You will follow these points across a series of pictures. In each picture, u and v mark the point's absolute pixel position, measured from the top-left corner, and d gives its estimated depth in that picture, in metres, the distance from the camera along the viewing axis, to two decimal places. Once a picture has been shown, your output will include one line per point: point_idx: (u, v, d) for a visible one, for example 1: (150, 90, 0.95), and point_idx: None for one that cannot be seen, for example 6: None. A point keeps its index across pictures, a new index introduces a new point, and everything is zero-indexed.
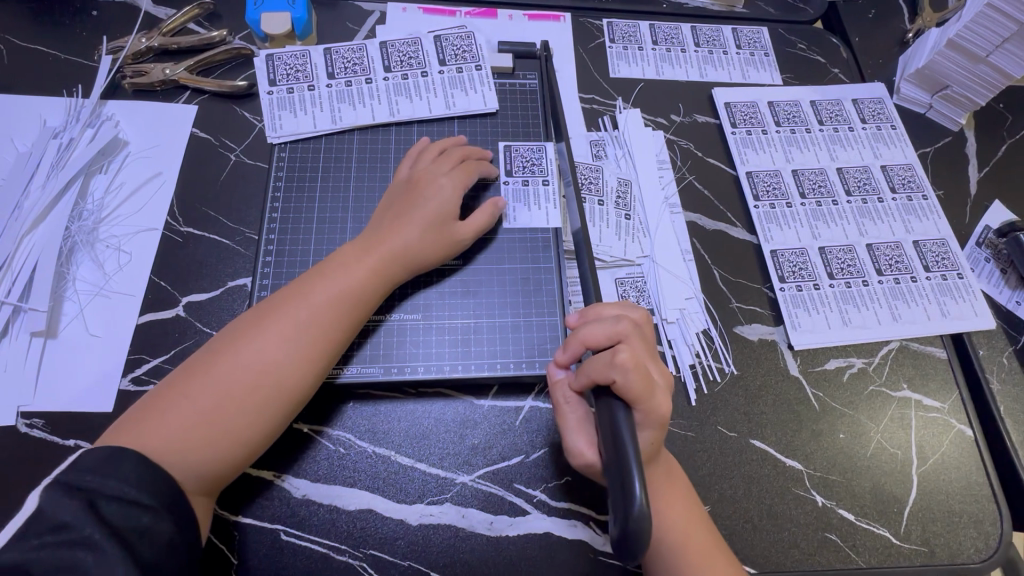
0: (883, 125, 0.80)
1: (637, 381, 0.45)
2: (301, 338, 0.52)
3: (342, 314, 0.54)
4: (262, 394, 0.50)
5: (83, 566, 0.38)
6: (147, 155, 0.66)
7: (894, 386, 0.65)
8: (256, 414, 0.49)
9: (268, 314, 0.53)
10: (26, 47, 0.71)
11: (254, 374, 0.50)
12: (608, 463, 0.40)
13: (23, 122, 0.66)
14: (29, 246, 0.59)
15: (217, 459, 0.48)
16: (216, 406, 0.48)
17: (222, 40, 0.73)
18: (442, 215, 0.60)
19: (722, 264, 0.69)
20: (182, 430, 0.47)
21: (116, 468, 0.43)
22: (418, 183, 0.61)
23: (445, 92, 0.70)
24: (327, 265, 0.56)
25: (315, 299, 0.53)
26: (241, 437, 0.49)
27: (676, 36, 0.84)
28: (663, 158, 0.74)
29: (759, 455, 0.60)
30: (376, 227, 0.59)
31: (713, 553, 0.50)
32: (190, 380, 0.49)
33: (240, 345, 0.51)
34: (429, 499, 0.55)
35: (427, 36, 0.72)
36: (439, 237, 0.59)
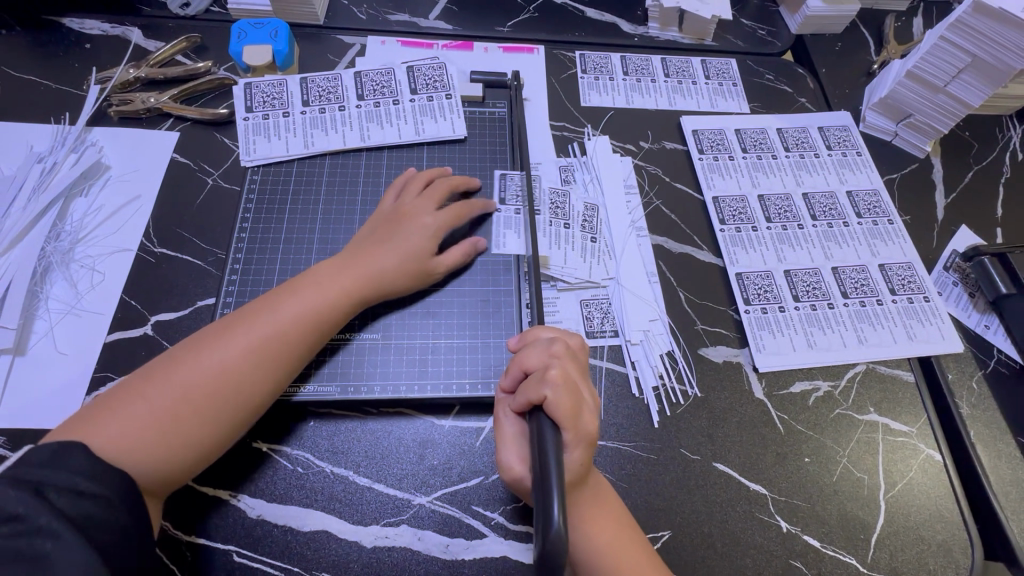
0: (848, 151, 0.82)
1: (566, 400, 0.48)
2: (261, 351, 0.52)
3: (308, 330, 0.55)
4: (218, 403, 0.50)
5: (39, 553, 0.38)
6: (129, 179, 0.69)
7: (861, 409, 0.64)
8: (213, 419, 0.50)
9: (233, 325, 0.53)
10: (20, 77, 0.75)
11: (214, 380, 0.50)
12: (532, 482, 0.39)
13: (11, 147, 0.69)
14: (5, 265, 0.61)
15: (167, 463, 0.48)
16: (169, 412, 0.48)
17: (207, 71, 0.77)
18: (421, 249, 0.61)
19: (688, 286, 0.70)
20: (132, 433, 0.47)
21: (66, 462, 0.43)
22: (400, 213, 0.63)
23: (416, 120, 0.73)
24: (298, 283, 0.57)
25: (284, 312, 0.54)
26: (193, 442, 0.49)
27: (646, 67, 0.87)
28: (630, 184, 0.76)
29: (723, 479, 0.59)
30: (353, 249, 0.60)
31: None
32: (148, 383, 0.49)
33: (204, 351, 0.51)
34: (385, 520, 0.54)
35: (401, 66, 0.76)
36: (413, 266, 0.60)
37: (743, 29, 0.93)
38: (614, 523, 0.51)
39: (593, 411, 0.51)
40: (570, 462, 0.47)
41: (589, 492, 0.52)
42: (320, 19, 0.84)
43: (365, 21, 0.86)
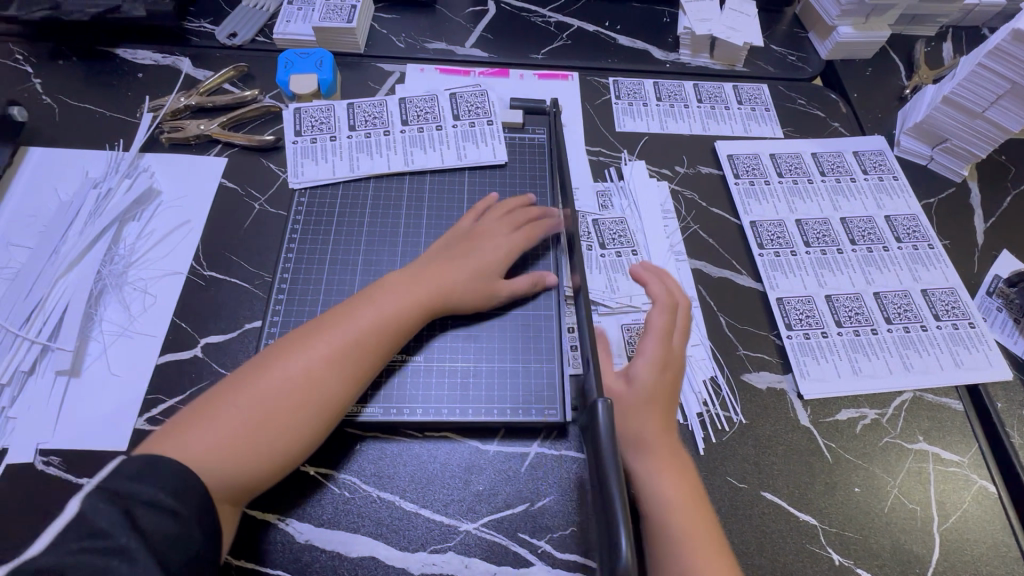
0: (885, 175, 0.82)
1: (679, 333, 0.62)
2: (343, 359, 0.53)
3: (384, 342, 0.56)
4: (302, 411, 0.50)
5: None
6: (179, 204, 0.71)
7: (909, 438, 0.63)
8: (300, 429, 0.50)
9: (315, 333, 0.54)
10: (76, 105, 0.77)
11: (295, 388, 0.51)
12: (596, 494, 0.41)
13: (68, 173, 0.72)
14: (63, 288, 0.63)
15: (257, 471, 0.48)
16: (257, 421, 0.49)
17: (254, 100, 0.79)
18: (493, 269, 0.63)
19: (729, 311, 0.70)
20: (219, 442, 0.47)
21: (152, 473, 0.42)
22: (476, 234, 0.65)
23: (458, 145, 0.74)
24: (374, 292, 0.58)
25: (361, 321, 0.55)
26: (277, 450, 0.49)
27: (680, 93, 0.88)
28: (667, 208, 0.76)
29: (772, 509, 0.58)
30: (426, 263, 0.61)
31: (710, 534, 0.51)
32: (234, 392, 0.50)
33: (287, 360, 0.52)
34: (432, 547, 0.54)
35: (443, 94, 0.78)
36: (486, 285, 0.62)
37: (774, 55, 0.94)
38: (685, 487, 0.53)
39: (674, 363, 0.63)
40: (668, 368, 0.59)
41: (664, 450, 0.55)
42: (361, 47, 0.86)
43: (404, 49, 0.88)
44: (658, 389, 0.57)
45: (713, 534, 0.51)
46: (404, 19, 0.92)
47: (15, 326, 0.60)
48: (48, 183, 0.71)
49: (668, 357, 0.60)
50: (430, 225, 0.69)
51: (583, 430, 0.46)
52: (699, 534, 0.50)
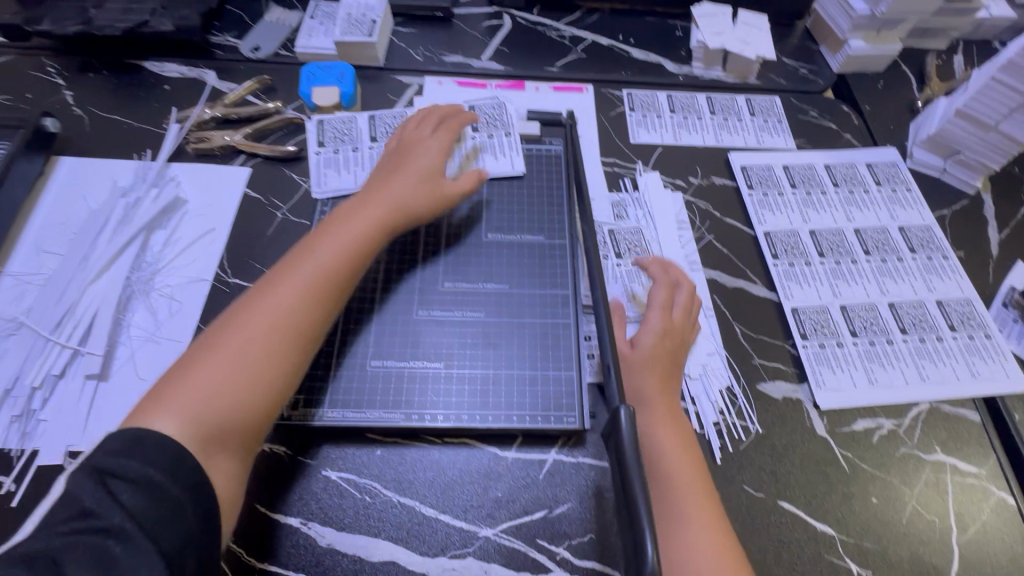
0: (898, 187, 0.82)
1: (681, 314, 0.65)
2: (312, 280, 0.55)
3: (347, 255, 0.58)
4: (285, 335, 0.52)
5: (108, 555, 0.38)
6: (203, 213, 0.72)
7: (926, 448, 0.63)
8: (289, 353, 0.52)
9: (279, 269, 0.56)
10: (105, 116, 0.80)
11: (267, 319, 0.52)
12: (620, 503, 0.42)
13: (97, 181, 0.74)
14: (92, 293, 0.64)
15: (256, 401, 0.50)
16: (242, 355, 0.50)
17: (277, 111, 0.81)
18: (435, 167, 0.68)
19: (744, 321, 0.70)
20: (209, 386, 0.48)
21: (138, 450, 0.43)
22: (407, 145, 0.70)
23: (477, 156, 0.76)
24: (328, 220, 0.62)
25: (321, 244, 0.58)
26: (266, 379, 0.50)
27: (693, 105, 0.89)
28: (682, 218, 0.77)
29: (789, 519, 0.58)
30: (371, 186, 0.65)
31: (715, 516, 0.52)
32: (214, 340, 0.51)
33: (256, 297, 0.54)
34: (452, 552, 0.55)
35: (462, 107, 0.80)
36: (437, 190, 0.67)
37: (786, 68, 0.95)
38: (680, 438, 0.57)
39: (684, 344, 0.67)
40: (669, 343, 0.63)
41: (664, 406, 0.58)
42: (380, 60, 0.88)
43: (422, 62, 0.90)
44: (659, 353, 0.61)
45: (704, 483, 0.54)
46: (422, 33, 0.94)
47: (46, 331, 0.62)
48: (78, 192, 0.73)
49: (675, 328, 0.64)
50: (449, 234, 0.70)
51: (605, 441, 0.47)
52: (700, 500, 0.53)
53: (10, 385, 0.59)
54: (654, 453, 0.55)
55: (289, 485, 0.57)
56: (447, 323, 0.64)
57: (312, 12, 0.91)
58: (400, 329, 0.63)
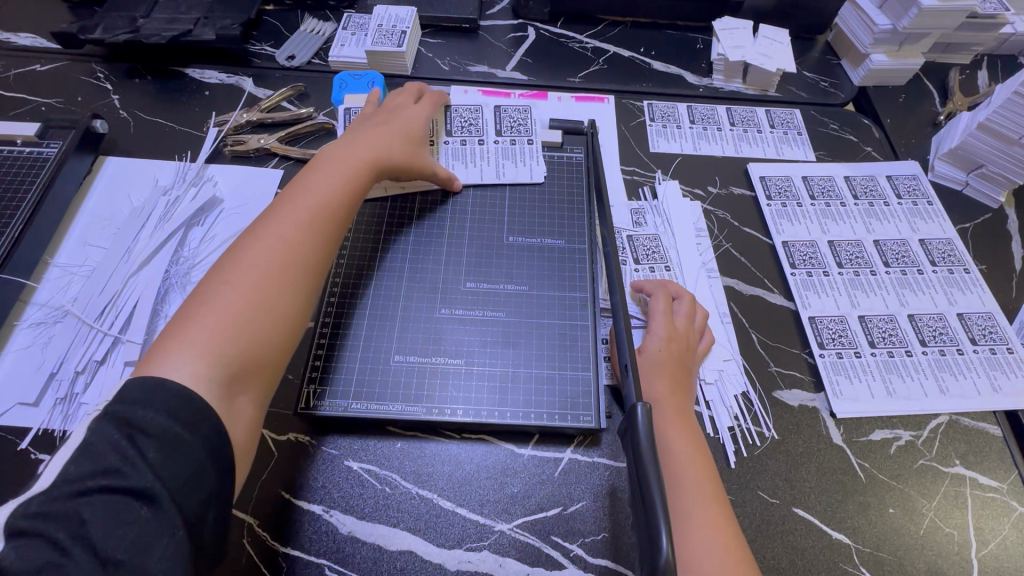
0: (919, 200, 0.82)
1: (681, 324, 0.65)
2: (310, 221, 0.58)
3: (341, 199, 0.61)
4: (292, 273, 0.54)
5: (134, 516, 0.38)
6: (238, 212, 0.76)
7: (946, 461, 0.63)
8: (299, 289, 0.55)
9: (273, 211, 0.58)
10: (149, 119, 0.84)
11: (273, 261, 0.54)
12: (636, 499, 0.42)
13: (140, 180, 0.78)
14: (134, 284, 0.68)
15: (271, 337, 0.52)
16: (253, 290, 0.52)
17: (309, 117, 0.85)
18: (418, 130, 0.73)
19: (761, 328, 0.71)
20: (223, 321, 0.49)
21: (154, 399, 0.42)
22: (389, 108, 0.74)
23: (498, 163, 0.78)
24: (313, 164, 0.64)
25: (316, 188, 0.61)
26: (276, 319, 0.52)
27: (713, 116, 0.90)
28: (700, 227, 0.78)
29: (803, 525, 0.58)
30: (357, 136, 0.68)
31: (724, 522, 0.53)
32: (220, 279, 0.52)
33: (256, 238, 0.55)
34: (468, 545, 0.56)
35: (489, 108, 0.84)
36: (417, 153, 0.71)
37: (806, 81, 0.96)
38: (691, 442, 0.57)
39: (696, 357, 0.65)
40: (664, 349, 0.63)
41: (674, 408, 0.59)
42: (408, 69, 0.92)
43: (448, 72, 0.93)
44: (668, 359, 0.62)
45: (713, 484, 0.55)
46: (449, 44, 0.98)
47: (91, 319, 0.65)
48: (122, 190, 0.77)
49: (680, 334, 0.64)
50: (472, 236, 0.73)
51: (621, 439, 0.47)
52: (709, 503, 0.53)
53: (55, 368, 0.62)
54: (665, 455, 0.56)
55: (313, 475, 0.59)
56: (468, 320, 0.66)
57: (344, 23, 0.95)
58: (422, 326, 0.65)
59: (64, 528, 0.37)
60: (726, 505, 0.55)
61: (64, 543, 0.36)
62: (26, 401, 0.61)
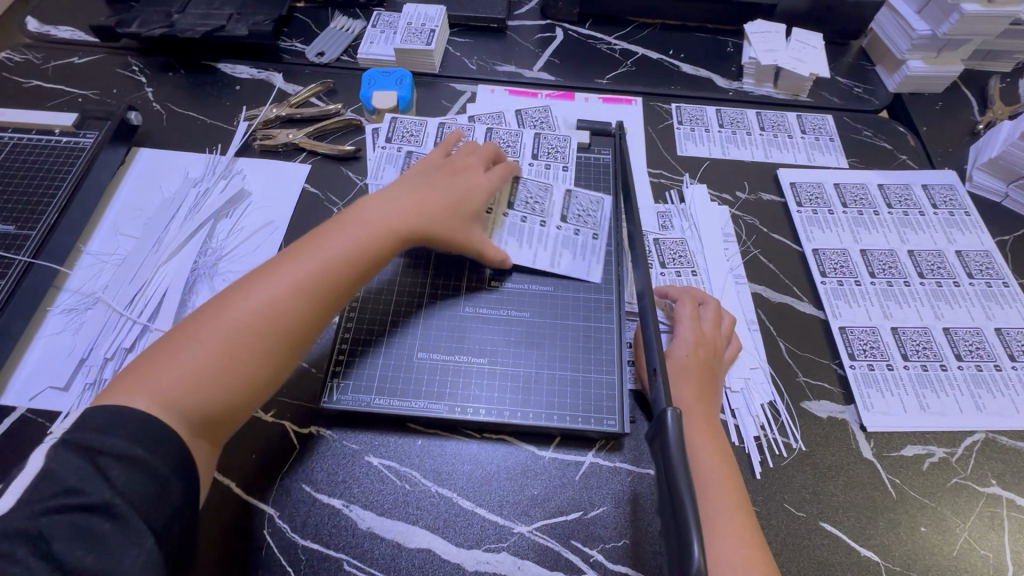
0: (956, 211, 0.80)
1: (707, 329, 0.64)
2: (314, 289, 0.53)
3: (354, 271, 0.56)
4: (269, 339, 0.50)
5: (100, 531, 0.38)
6: (266, 205, 0.76)
7: (981, 481, 0.61)
8: (271, 355, 0.51)
9: (287, 265, 0.54)
10: (181, 112, 0.86)
11: (256, 322, 0.50)
12: (667, 511, 0.40)
13: (171, 172, 0.79)
14: (163, 274, 0.69)
15: (229, 401, 0.48)
16: (224, 347, 0.49)
17: (337, 113, 0.85)
18: (466, 200, 0.66)
19: (789, 337, 0.69)
20: (190, 371, 0.47)
21: (118, 428, 0.42)
22: (451, 167, 0.68)
23: (555, 250, 0.70)
24: (348, 219, 0.59)
25: (337, 253, 0.56)
26: (240, 384, 0.49)
27: (742, 121, 0.89)
28: (728, 232, 0.77)
29: (830, 540, 0.57)
30: (403, 197, 0.62)
31: (751, 540, 0.51)
32: (203, 323, 0.50)
33: (255, 289, 0.52)
34: (486, 545, 0.55)
35: (529, 134, 0.82)
36: (454, 223, 0.64)
37: (839, 87, 0.94)
38: (716, 450, 0.56)
39: (722, 364, 0.64)
40: (686, 360, 0.61)
41: (702, 416, 0.58)
42: (436, 68, 0.92)
43: (476, 71, 0.93)
44: (694, 366, 0.61)
45: (739, 494, 0.54)
46: (477, 43, 0.98)
47: (120, 307, 0.66)
48: (153, 181, 0.78)
49: (707, 340, 0.63)
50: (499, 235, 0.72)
51: (648, 444, 0.46)
52: (737, 516, 0.52)
53: (86, 354, 0.63)
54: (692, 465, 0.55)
55: (331, 468, 0.59)
56: (493, 320, 0.66)
57: (374, 21, 0.95)
58: (447, 324, 0.65)
59: (27, 544, 0.37)
60: (754, 521, 0.53)
61: (27, 557, 0.36)
62: (57, 385, 0.62)
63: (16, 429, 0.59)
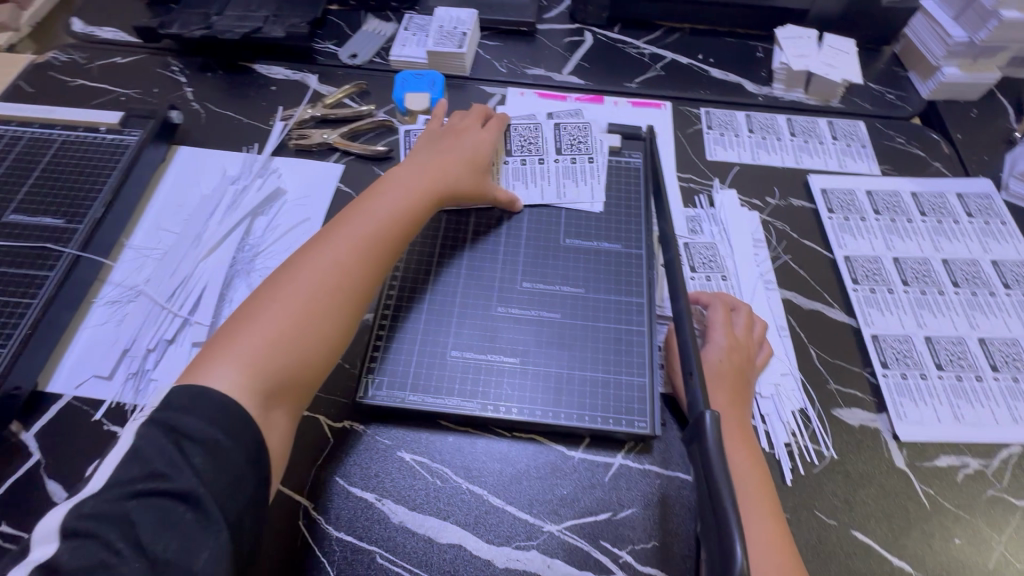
0: (992, 220, 0.79)
1: (740, 334, 0.64)
2: (365, 246, 0.57)
3: (400, 226, 0.61)
4: (340, 295, 0.54)
5: (177, 519, 0.40)
6: (301, 203, 0.78)
7: (1018, 493, 0.60)
8: (346, 310, 0.54)
9: (330, 231, 0.58)
10: (219, 112, 0.88)
11: (324, 282, 0.54)
12: (707, 508, 0.41)
13: (209, 170, 0.81)
14: (202, 270, 0.71)
15: (314, 355, 0.52)
16: (301, 311, 0.52)
17: (369, 114, 0.87)
18: (483, 156, 0.71)
19: (820, 344, 0.69)
20: (271, 338, 0.50)
21: (200, 411, 0.44)
22: (456, 129, 0.72)
23: (558, 182, 0.77)
24: (375, 187, 0.63)
25: (376, 213, 0.60)
26: (321, 339, 0.52)
27: (773, 126, 0.89)
28: (758, 237, 0.77)
29: (862, 549, 0.56)
30: (421, 160, 0.67)
31: (785, 549, 0.51)
32: (267, 298, 0.52)
33: (309, 257, 0.55)
34: (517, 543, 0.56)
35: (548, 123, 0.82)
36: (479, 180, 0.70)
37: (871, 93, 0.94)
38: (750, 455, 0.56)
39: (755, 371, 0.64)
40: (719, 363, 0.61)
41: (735, 423, 0.58)
42: (466, 71, 0.93)
43: (506, 74, 0.94)
44: (726, 371, 0.61)
45: (772, 502, 0.54)
46: (506, 46, 0.99)
47: (163, 299, 0.68)
48: (192, 178, 0.80)
49: (741, 345, 0.63)
50: (529, 236, 0.73)
51: (685, 440, 0.46)
52: (771, 525, 0.52)
53: (128, 345, 0.65)
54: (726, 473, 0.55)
55: (365, 462, 0.60)
56: (523, 320, 0.66)
57: (406, 24, 0.97)
58: (479, 323, 0.66)
59: (116, 530, 0.39)
60: (787, 530, 0.53)
61: (118, 546, 0.38)
62: (102, 374, 0.64)
63: (64, 416, 0.61)
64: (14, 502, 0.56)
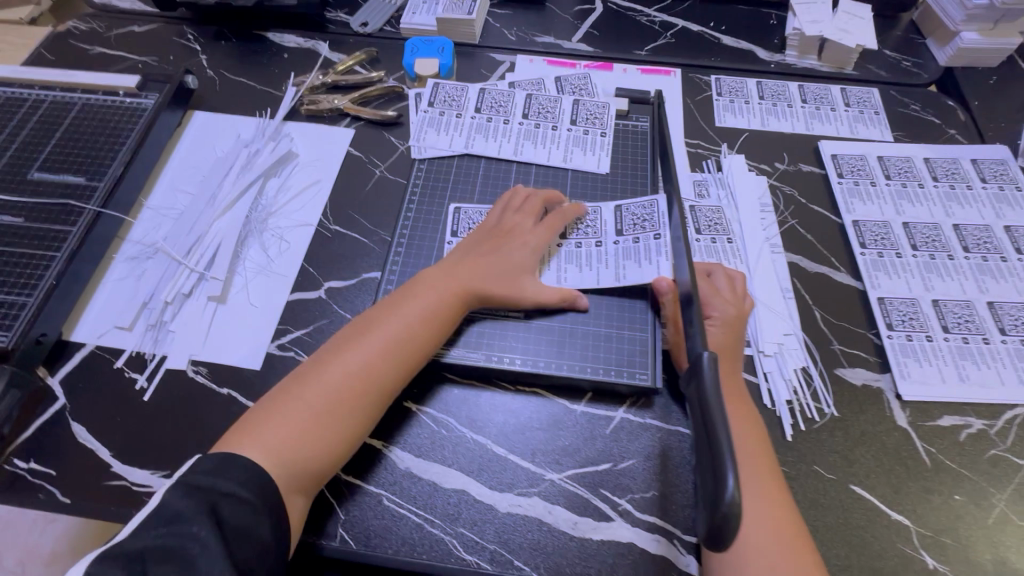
0: (1007, 185, 0.78)
1: (728, 296, 0.64)
2: (384, 356, 0.56)
3: (421, 337, 0.59)
4: (350, 407, 0.54)
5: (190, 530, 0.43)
6: (314, 165, 0.80)
7: (1021, 453, 0.60)
8: (354, 420, 0.54)
9: (357, 335, 0.58)
10: (233, 78, 0.89)
11: (339, 392, 0.54)
12: (700, 443, 0.42)
13: (224, 134, 0.82)
14: (217, 229, 0.73)
15: (316, 464, 0.52)
16: (310, 420, 0.52)
17: (379, 80, 0.88)
18: (521, 262, 0.66)
19: (826, 307, 0.69)
20: (277, 444, 0.50)
21: (226, 471, 0.47)
22: (505, 228, 0.68)
23: (618, 264, 0.68)
24: (410, 288, 0.62)
25: (401, 320, 0.59)
26: (324, 451, 0.52)
27: (784, 93, 0.88)
28: (765, 202, 0.77)
29: (860, 503, 0.57)
30: (461, 258, 0.65)
31: (779, 499, 0.52)
32: (285, 399, 0.53)
33: (331, 362, 0.56)
34: (519, 490, 0.57)
35: (568, 99, 0.84)
36: (521, 278, 0.65)
37: (886, 60, 0.92)
38: (747, 414, 0.57)
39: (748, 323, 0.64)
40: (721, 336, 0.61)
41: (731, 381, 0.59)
42: (476, 38, 0.93)
43: (515, 41, 0.95)
44: (723, 335, 0.61)
45: (768, 456, 0.55)
46: (516, 15, 0.99)
47: (179, 256, 0.71)
48: (208, 141, 0.82)
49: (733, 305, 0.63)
50: None
51: (682, 385, 0.47)
52: (766, 477, 0.53)
53: (147, 298, 0.68)
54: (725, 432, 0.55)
55: None
56: None
57: None
58: None
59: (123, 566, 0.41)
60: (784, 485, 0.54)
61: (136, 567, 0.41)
62: (122, 325, 0.66)
63: (86, 364, 0.64)
64: (40, 444, 0.59)
